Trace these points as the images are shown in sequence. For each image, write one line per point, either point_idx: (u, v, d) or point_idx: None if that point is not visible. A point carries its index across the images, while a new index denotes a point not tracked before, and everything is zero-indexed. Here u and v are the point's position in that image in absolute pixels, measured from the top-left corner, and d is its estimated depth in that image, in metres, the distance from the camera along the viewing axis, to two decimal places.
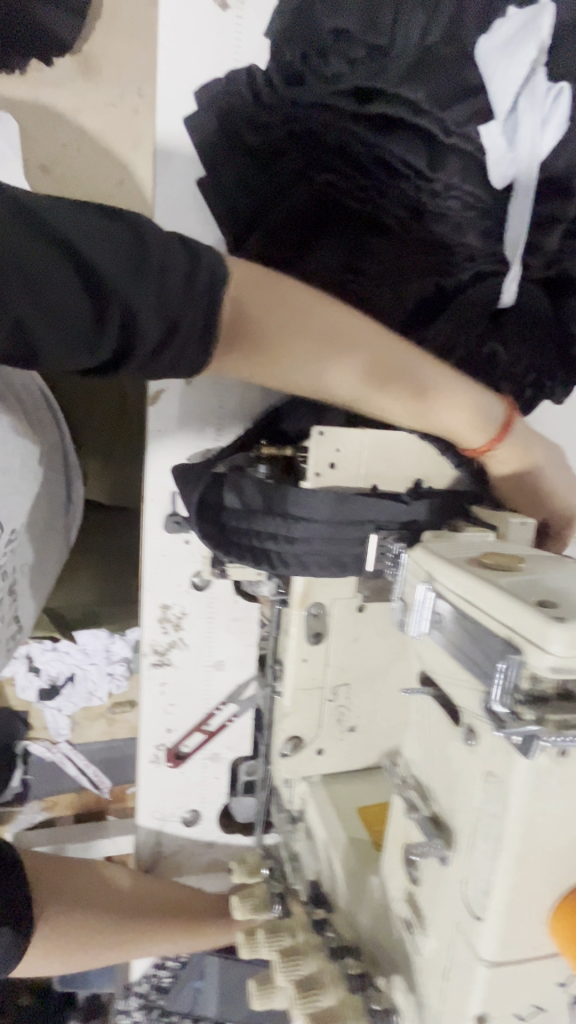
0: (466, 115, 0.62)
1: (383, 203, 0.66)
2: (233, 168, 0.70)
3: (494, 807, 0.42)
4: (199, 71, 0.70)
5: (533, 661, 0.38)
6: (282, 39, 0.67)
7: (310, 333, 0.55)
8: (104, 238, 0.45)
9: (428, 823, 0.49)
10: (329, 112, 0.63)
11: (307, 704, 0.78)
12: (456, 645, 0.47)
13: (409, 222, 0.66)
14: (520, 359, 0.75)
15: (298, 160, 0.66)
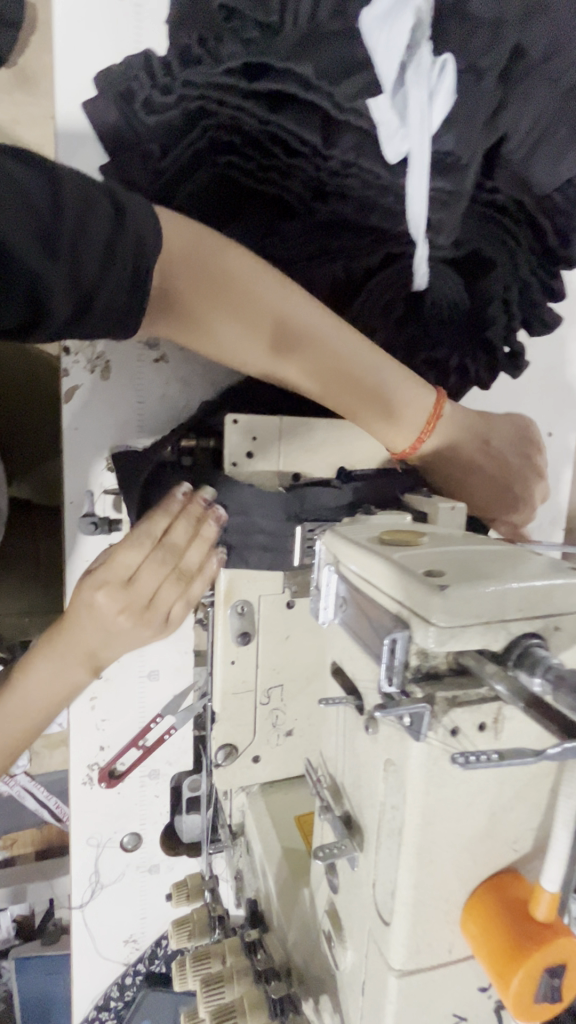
0: (356, 90, 0.57)
1: (287, 185, 0.65)
2: (136, 154, 0.69)
3: (394, 798, 0.38)
4: (99, 57, 0.72)
5: (420, 636, 0.35)
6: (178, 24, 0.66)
7: (229, 297, 0.58)
8: (9, 187, 0.40)
9: (340, 824, 0.46)
10: (221, 90, 0.60)
11: (239, 710, 0.74)
12: (357, 629, 0.44)
13: (314, 203, 0.66)
14: (441, 344, 0.76)
15: (199, 143, 0.65)
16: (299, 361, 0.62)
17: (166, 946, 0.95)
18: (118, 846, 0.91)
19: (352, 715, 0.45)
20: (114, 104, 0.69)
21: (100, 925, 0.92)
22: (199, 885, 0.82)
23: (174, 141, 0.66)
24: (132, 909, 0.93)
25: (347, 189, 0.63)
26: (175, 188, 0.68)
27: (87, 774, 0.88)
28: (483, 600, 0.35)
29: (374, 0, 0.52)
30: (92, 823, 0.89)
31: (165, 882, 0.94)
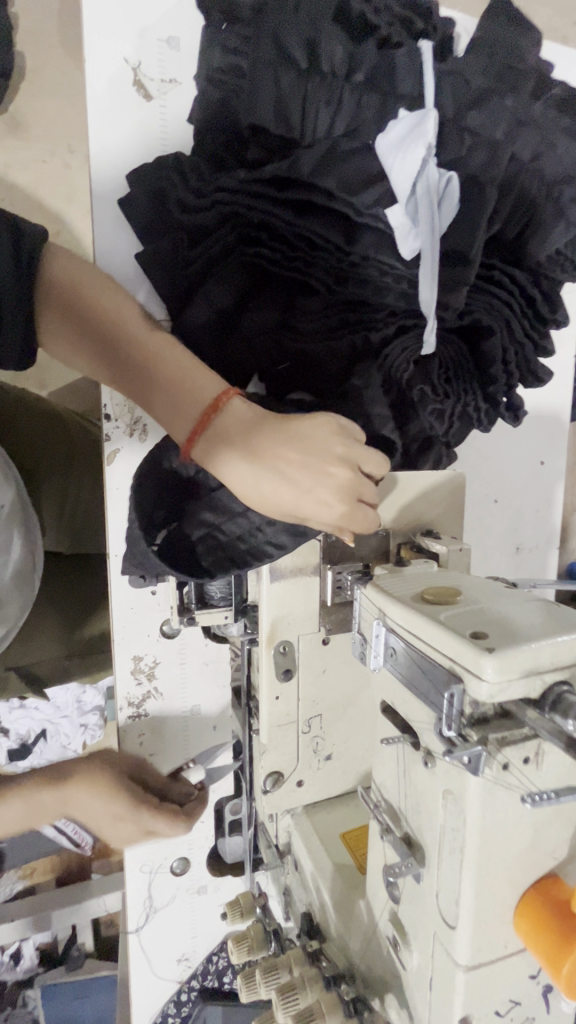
0: (375, 197, 0.66)
1: (310, 272, 0.73)
2: (168, 243, 0.77)
3: (455, 821, 0.46)
4: (130, 155, 0.80)
5: (474, 690, 0.43)
6: (204, 128, 0.74)
7: (180, 400, 0.62)
8: None
9: (402, 844, 0.53)
10: (252, 195, 0.69)
11: (284, 739, 0.82)
12: (409, 678, 0.52)
13: (334, 285, 0.74)
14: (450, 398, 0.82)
15: (229, 239, 0.73)
16: (285, 442, 0.59)
17: (217, 961, 1.01)
18: (168, 871, 0.97)
19: (408, 750, 0.52)
20: (149, 204, 0.77)
21: (155, 946, 0.98)
22: (251, 901, 0.88)
23: (206, 237, 0.75)
24: (183, 928, 0.99)
25: (363, 275, 0.71)
26: (207, 277, 0.76)
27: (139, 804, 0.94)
28: (524, 657, 0.43)
29: (390, 132, 0.64)
30: (145, 851, 0.95)
31: (214, 902, 1.00)
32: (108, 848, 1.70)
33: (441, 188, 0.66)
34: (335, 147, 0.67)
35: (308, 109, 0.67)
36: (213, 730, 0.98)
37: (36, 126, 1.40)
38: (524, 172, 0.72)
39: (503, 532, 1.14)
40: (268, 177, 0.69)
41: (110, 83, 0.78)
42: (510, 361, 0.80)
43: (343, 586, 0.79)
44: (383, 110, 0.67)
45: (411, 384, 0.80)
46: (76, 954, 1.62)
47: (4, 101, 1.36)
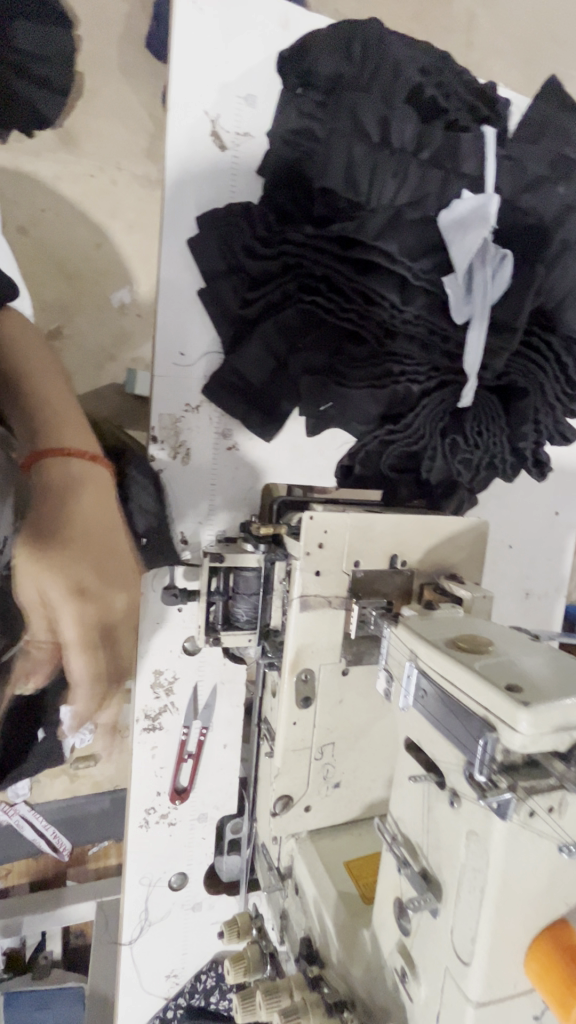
0: (432, 265, 0.72)
1: (363, 324, 0.78)
2: (230, 284, 0.83)
3: (478, 862, 0.49)
4: (200, 198, 0.85)
5: (506, 739, 0.47)
6: (274, 184, 0.81)
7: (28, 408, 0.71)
8: None
9: (419, 879, 0.55)
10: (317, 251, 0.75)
11: (296, 764, 0.84)
12: (439, 719, 0.55)
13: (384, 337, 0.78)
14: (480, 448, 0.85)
15: (288, 286, 0.78)
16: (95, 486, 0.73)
17: (205, 981, 1.02)
18: (166, 885, 0.98)
19: (433, 788, 0.55)
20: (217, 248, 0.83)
21: (146, 959, 0.99)
22: (247, 921, 0.90)
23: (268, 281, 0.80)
24: (174, 945, 1.00)
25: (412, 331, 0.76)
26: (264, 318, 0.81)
27: (144, 816, 0.96)
28: (556, 714, 0.46)
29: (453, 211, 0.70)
30: (145, 864, 0.97)
31: (208, 919, 1.01)
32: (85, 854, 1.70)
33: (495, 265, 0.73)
34: (398, 213, 0.73)
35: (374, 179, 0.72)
36: (223, 747, 0.99)
37: (88, 142, 1.45)
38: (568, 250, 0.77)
39: (513, 577, 1.18)
40: (333, 236, 0.74)
41: (187, 131, 0.84)
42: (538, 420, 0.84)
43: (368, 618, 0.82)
44: (445, 189, 0.73)
45: (444, 434, 0.83)
46: (44, 960, 1.61)
47: (61, 119, 1.41)
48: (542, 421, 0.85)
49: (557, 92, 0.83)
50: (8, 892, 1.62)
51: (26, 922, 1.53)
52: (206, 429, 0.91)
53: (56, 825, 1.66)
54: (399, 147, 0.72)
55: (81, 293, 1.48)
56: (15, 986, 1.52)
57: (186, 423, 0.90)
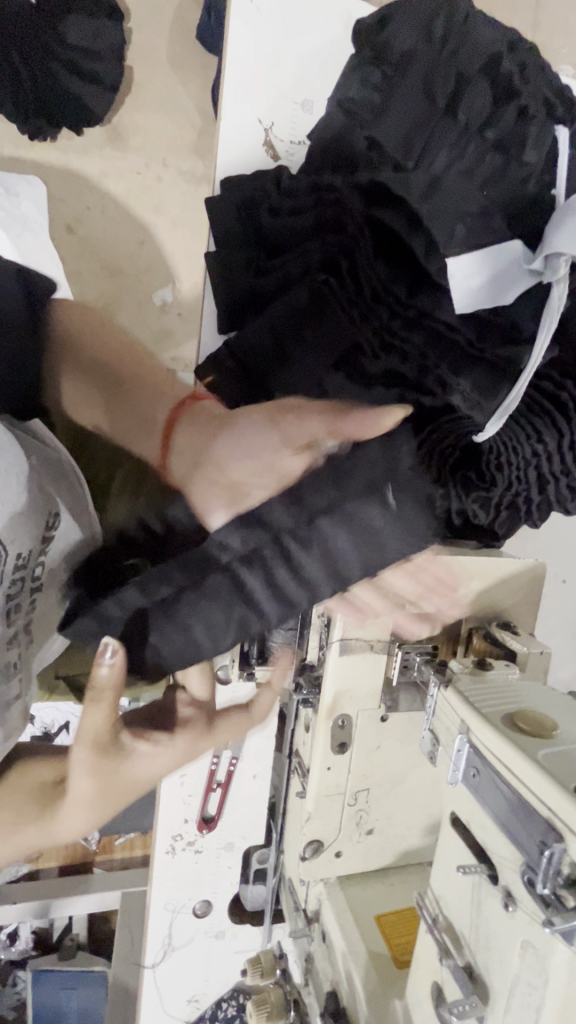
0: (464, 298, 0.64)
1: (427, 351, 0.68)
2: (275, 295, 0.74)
3: (535, 978, 0.45)
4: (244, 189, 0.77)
5: (574, 852, 0.42)
6: (323, 165, 0.72)
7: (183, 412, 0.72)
8: None
9: (463, 975, 0.51)
10: (372, 268, 0.67)
11: (328, 809, 0.81)
12: (493, 807, 0.50)
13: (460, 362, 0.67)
14: (521, 487, 0.81)
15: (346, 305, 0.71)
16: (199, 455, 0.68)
17: (226, 1008, 1.01)
18: (190, 912, 0.97)
19: (484, 881, 0.51)
20: (241, 264, 0.77)
21: (168, 985, 0.98)
22: (271, 960, 0.89)
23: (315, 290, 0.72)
24: (196, 970, 0.99)
25: (406, 351, 0.69)
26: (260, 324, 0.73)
27: (170, 842, 0.95)
28: None
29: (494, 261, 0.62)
30: (170, 890, 0.96)
31: (230, 948, 1.00)
32: (112, 849, 1.74)
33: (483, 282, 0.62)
34: (469, 220, 0.62)
35: (457, 185, 0.63)
36: (253, 779, 0.97)
37: (135, 138, 1.41)
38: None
39: (565, 617, 1.07)
40: (381, 257, 0.67)
41: (240, 139, 0.79)
42: (549, 480, 0.80)
43: (412, 661, 0.77)
44: (539, 195, 0.63)
45: (458, 467, 0.80)
46: (70, 942, 1.70)
47: (109, 113, 1.38)
48: (557, 490, 0.80)
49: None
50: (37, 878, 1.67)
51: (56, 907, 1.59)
52: None
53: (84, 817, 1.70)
54: (478, 135, 0.64)
55: (122, 293, 1.45)
56: (42, 965, 1.63)
57: None
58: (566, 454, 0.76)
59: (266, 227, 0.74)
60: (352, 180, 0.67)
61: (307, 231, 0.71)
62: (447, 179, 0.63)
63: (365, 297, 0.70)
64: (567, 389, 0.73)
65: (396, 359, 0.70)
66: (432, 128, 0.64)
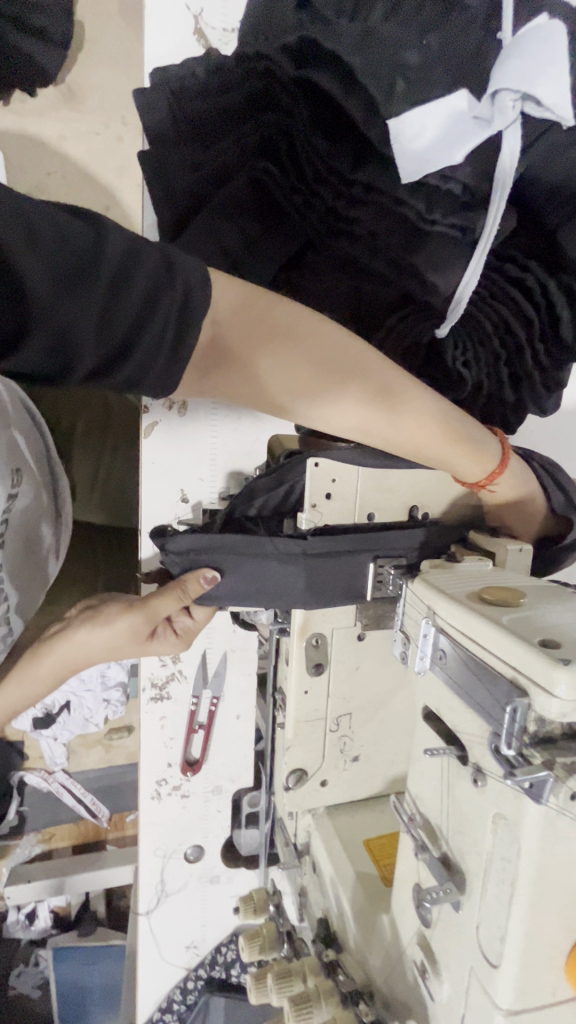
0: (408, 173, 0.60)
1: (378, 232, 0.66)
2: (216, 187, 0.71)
3: (506, 851, 0.41)
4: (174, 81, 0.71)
5: (540, 707, 0.38)
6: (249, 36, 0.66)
7: (270, 335, 0.52)
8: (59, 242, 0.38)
9: (438, 865, 0.48)
10: (310, 142, 0.63)
11: (309, 735, 0.77)
12: (458, 684, 0.46)
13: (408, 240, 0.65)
14: (492, 384, 0.76)
15: (292, 190, 0.68)
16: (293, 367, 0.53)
17: (226, 953, 0.99)
18: (182, 857, 0.95)
19: (454, 764, 0.47)
20: (179, 164, 0.73)
21: (164, 932, 0.96)
22: (264, 898, 0.86)
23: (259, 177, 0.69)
24: (193, 917, 0.97)
25: (355, 233, 0.67)
26: (199, 221, 0.71)
27: (156, 788, 0.92)
28: None
29: (436, 115, 0.57)
30: (160, 836, 0.94)
31: (227, 892, 0.98)
32: (123, 824, 1.72)
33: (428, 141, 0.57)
34: (406, 69, 0.57)
35: (392, 33, 0.57)
36: (237, 719, 0.94)
37: (92, 95, 1.31)
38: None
39: None
40: (320, 127, 0.63)
41: (171, 37, 0.74)
42: (523, 379, 0.75)
43: (379, 587, 0.67)
44: (479, 45, 0.58)
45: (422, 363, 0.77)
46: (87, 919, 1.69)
47: (62, 69, 1.28)
48: (531, 386, 0.75)
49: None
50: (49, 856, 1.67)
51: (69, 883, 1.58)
52: None
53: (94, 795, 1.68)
54: None
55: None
56: (60, 943, 1.62)
57: None
58: (536, 345, 0.71)
59: (195, 118, 0.70)
60: (281, 44, 0.61)
61: (241, 113, 0.68)
62: (382, 27, 0.57)
63: (307, 181, 0.67)
64: (532, 271, 0.69)
65: (345, 243, 0.69)
66: None
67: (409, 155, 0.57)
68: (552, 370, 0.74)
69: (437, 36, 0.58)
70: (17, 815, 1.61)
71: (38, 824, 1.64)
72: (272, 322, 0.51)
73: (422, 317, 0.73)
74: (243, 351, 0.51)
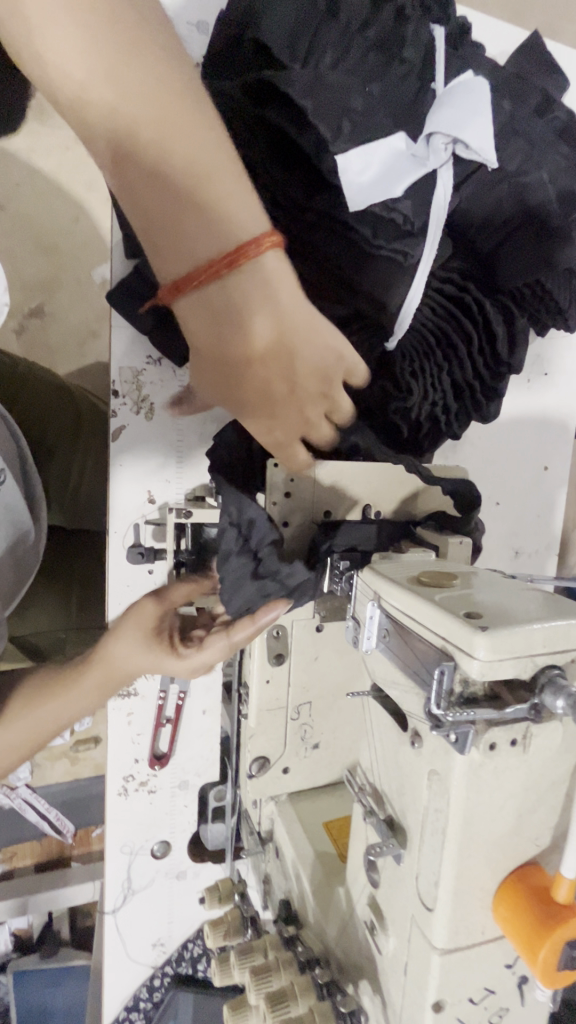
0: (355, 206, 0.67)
1: (330, 252, 0.72)
2: None
3: (438, 802, 0.46)
4: None
5: (464, 666, 0.43)
6: (212, 70, 0.72)
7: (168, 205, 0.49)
8: None
9: (383, 825, 0.53)
10: (268, 170, 0.70)
11: (271, 723, 0.81)
12: (400, 657, 0.51)
13: (358, 259, 0.71)
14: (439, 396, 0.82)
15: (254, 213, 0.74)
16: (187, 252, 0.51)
17: (192, 949, 1.00)
18: (149, 854, 0.97)
19: (397, 732, 0.52)
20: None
21: (130, 930, 0.97)
22: (229, 887, 0.88)
23: None
24: (160, 914, 0.99)
25: (310, 253, 0.73)
26: None
27: (123, 784, 0.94)
28: (516, 639, 0.42)
29: (378, 150, 0.64)
30: (127, 832, 0.95)
31: (193, 888, 1.00)
32: (88, 837, 1.70)
33: (373, 172, 0.64)
34: (353, 113, 0.64)
35: (340, 80, 0.65)
36: (203, 714, 0.96)
37: None
38: (505, 182, 0.70)
39: (502, 536, 1.12)
40: (275, 160, 0.70)
41: None
42: (465, 389, 0.82)
43: (336, 580, 0.69)
44: (416, 93, 0.66)
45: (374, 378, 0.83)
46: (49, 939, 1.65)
47: None
48: (472, 396, 0.82)
49: (540, 42, 0.78)
50: (11, 873, 1.62)
51: (31, 900, 1.54)
52: (170, 382, 0.88)
53: (57, 809, 1.65)
54: (355, 28, 0.66)
55: (61, 273, 1.38)
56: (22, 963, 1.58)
57: (148, 376, 0.86)
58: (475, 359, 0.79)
59: None
60: (240, 83, 0.68)
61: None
62: (331, 74, 0.65)
63: (266, 204, 0.72)
64: (470, 293, 0.77)
65: (300, 261, 0.74)
66: (314, 28, 0.66)
67: (356, 185, 0.64)
68: (490, 382, 0.82)
69: (380, 85, 0.65)
70: None
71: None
72: (180, 184, 0.48)
73: (370, 332, 0.77)
74: (154, 132, 0.47)
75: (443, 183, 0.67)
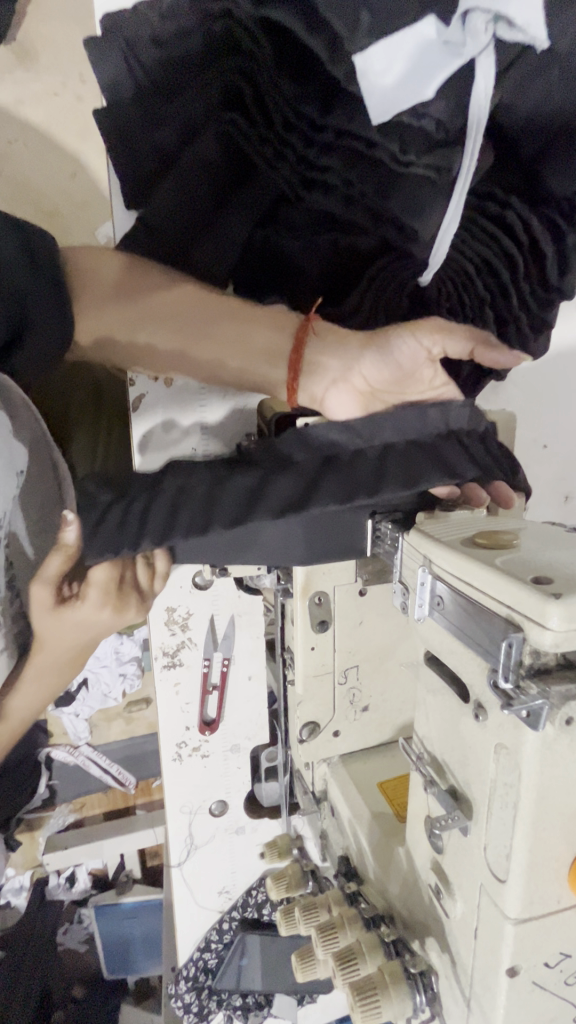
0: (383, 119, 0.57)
1: (352, 179, 0.64)
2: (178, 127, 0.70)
3: (508, 777, 0.44)
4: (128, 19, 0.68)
5: (534, 638, 0.39)
6: None
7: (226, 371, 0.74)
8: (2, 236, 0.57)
9: (446, 795, 0.51)
10: (275, 80, 0.61)
11: (319, 689, 0.80)
12: (458, 626, 0.48)
13: (388, 180, 0.62)
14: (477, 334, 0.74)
15: (264, 140, 0.66)
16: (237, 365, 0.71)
17: (256, 895, 1.05)
18: (207, 811, 1.00)
19: (456, 701, 0.50)
20: (141, 122, 0.71)
21: (198, 878, 1.03)
22: (288, 843, 0.90)
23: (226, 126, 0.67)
24: (224, 864, 1.03)
25: (329, 181, 0.66)
26: (171, 181, 0.71)
27: (177, 749, 0.96)
28: None
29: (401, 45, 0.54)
30: (184, 793, 0.98)
31: (252, 841, 1.03)
32: (150, 789, 1.79)
33: (397, 74, 0.55)
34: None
35: None
36: (249, 679, 0.96)
37: (44, 51, 1.21)
38: (555, 66, 0.59)
39: (555, 480, 1.04)
40: (282, 69, 0.61)
41: None
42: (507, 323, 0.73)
43: (380, 544, 0.63)
44: None
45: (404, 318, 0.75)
46: (125, 878, 1.76)
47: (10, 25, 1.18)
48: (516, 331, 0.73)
49: None
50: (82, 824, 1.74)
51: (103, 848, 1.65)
52: None
53: (119, 765, 1.73)
54: None
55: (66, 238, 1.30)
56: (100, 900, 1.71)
57: None
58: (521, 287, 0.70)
59: (152, 67, 0.68)
60: None
61: (201, 60, 0.67)
62: None
63: (276, 129, 0.65)
64: (513, 209, 0.66)
65: (319, 192, 0.68)
66: None
67: (377, 94, 0.56)
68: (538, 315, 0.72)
69: None
70: (48, 788, 1.67)
71: (68, 796, 1.71)
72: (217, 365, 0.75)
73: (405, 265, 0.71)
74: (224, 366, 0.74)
75: (489, 70, 0.55)
